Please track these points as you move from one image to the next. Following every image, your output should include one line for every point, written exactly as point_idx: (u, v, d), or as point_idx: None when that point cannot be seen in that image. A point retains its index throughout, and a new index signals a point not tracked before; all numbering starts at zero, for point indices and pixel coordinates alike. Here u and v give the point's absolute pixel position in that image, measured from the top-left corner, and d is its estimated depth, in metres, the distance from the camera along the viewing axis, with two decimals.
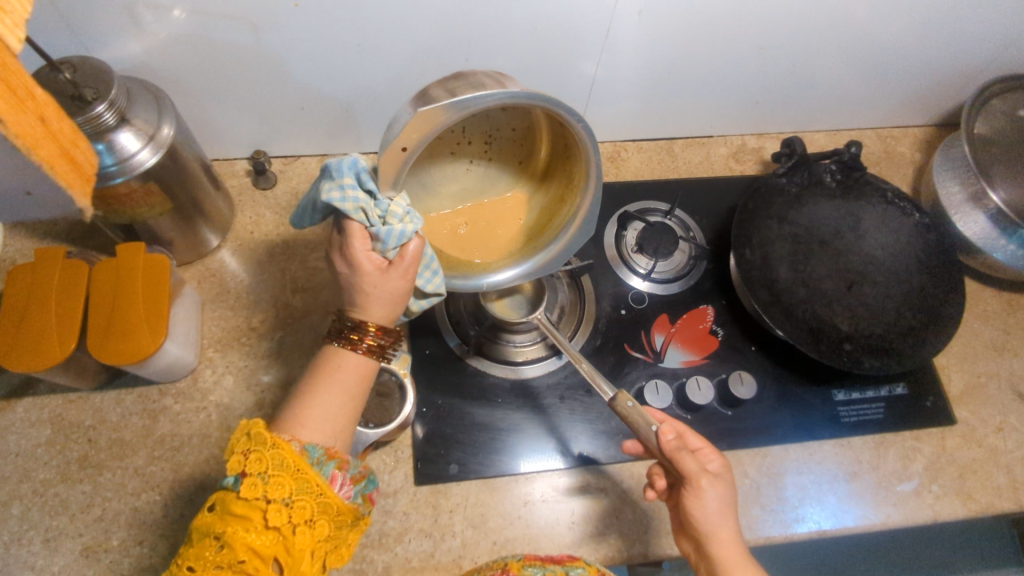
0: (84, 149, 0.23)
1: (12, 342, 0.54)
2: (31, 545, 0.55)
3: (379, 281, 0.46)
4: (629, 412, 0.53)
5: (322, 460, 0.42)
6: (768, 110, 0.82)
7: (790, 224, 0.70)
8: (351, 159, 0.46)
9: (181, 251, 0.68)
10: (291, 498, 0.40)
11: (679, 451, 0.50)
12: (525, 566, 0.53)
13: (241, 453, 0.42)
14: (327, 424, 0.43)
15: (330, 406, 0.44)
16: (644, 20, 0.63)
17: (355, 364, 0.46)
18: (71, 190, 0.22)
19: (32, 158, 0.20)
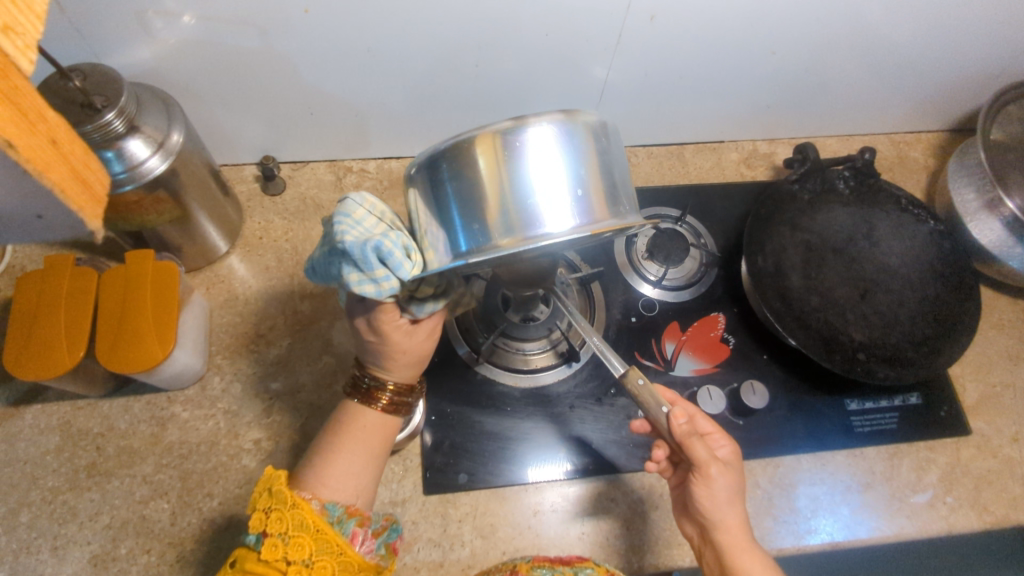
0: (95, 172, 0.22)
1: (21, 349, 0.54)
2: (39, 553, 0.55)
3: (406, 342, 0.49)
4: (640, 391, 0.51)
5: (342, 518, 0.44)
6: (780, 115, 0.81)
7: (803, 232, 0.69)
8: (376, 243, 0.40)
9: (191, 257, 0.68)
10: (311, 559, 0.40)
11: (690, 437, 0.49)
12: (534, 567, 0.52)
13: (263, 510, 0.42)
14: (351, 482, 0.45)
15: (353, 464, 0.46)
16: (656, 25, 0.63)
17: (377, 426, 0.49)
18: (85, 216, 0.22)
19: (44, 183, 0.20)
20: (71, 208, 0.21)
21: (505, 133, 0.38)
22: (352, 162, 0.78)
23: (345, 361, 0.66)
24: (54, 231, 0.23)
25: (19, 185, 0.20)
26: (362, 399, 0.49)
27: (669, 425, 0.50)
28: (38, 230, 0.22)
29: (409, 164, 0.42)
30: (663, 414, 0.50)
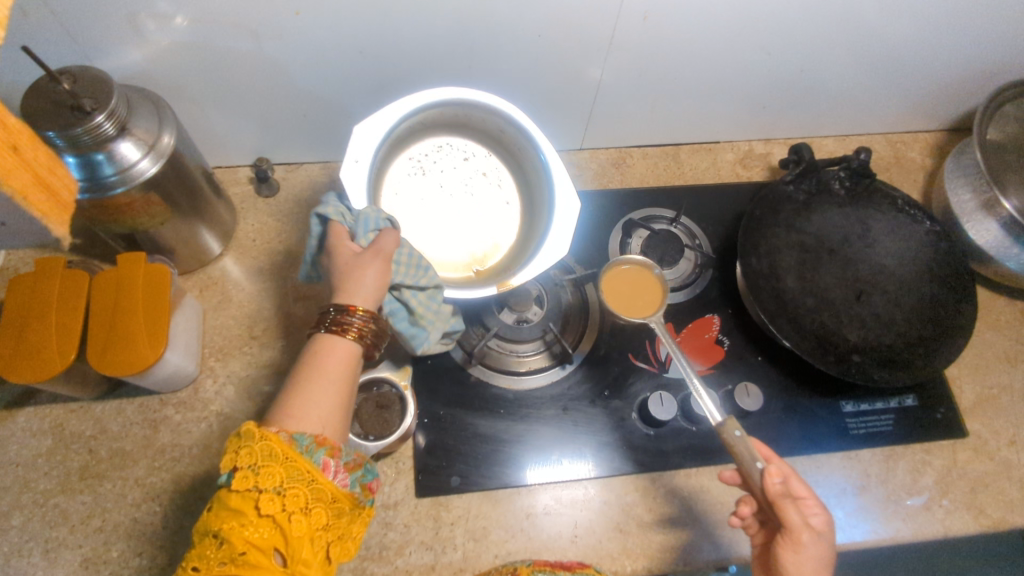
0: (62, 177, 0.22)
1: (12, 352, 0.54)
2: (31, 557, 0.55)
3: (355, 267, 0.50)
4: (736, 443, 0.52)
5: (311, 447, 0.42)
6: (776, 115, 0.81)
7: (798, 233, 0.69)
8: None
9: (184, 260, 0.68)
10: (283, 486, 0.40)
11: (782, 498, 0.48)
12: (535, 570, 0.52)
13: (233, 450, 0.42)
14: (316, 409, 0.43)
15: (318, 391, 0.44)
16: (649, 26, 0.63)
17: (336, 352, 0.46)
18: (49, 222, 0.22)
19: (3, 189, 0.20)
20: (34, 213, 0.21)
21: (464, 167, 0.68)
22: None
23: None
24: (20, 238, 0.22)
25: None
26: (327, 328, 0.47)
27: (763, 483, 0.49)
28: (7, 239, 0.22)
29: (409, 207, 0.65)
30: (758, 470, 0.50)
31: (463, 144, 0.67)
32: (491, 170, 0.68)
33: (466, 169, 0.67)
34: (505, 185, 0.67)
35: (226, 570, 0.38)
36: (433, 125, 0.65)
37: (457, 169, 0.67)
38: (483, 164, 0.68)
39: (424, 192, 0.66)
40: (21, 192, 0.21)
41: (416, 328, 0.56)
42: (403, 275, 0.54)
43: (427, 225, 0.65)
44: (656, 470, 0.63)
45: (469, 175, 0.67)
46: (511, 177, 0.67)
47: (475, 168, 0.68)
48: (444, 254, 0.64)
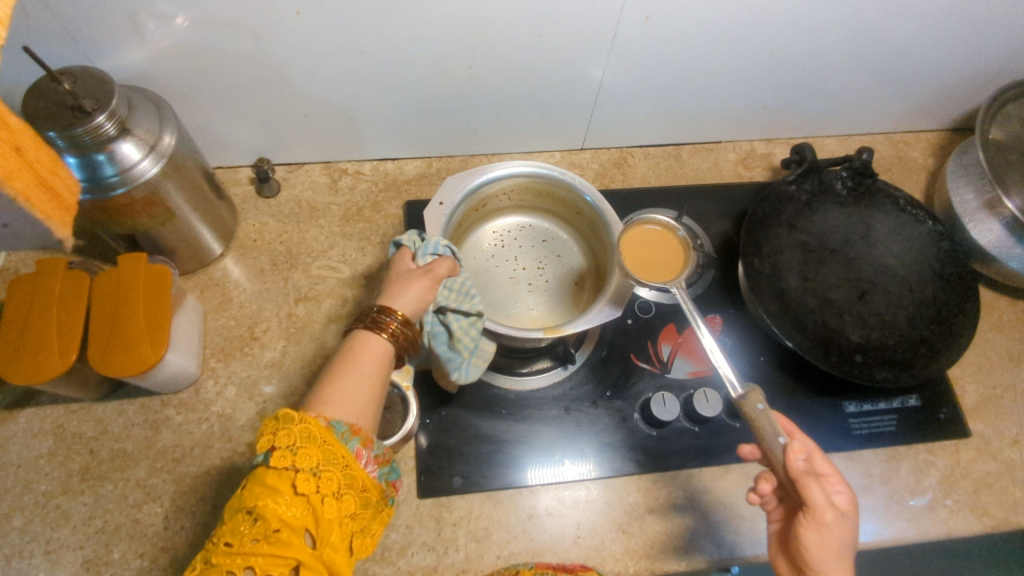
0: (64, 178, 0.22)
1: (13, 352, 0.54)
2: (31, 558, 0.55)
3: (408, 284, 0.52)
4: (759, 417, 0.49)
5: (346, 435, 0.43)
6: (778, 115, 0.81)
7: (800, 233, 0.69)
8: None
9: (185, 260, 0.68)
10: (319, 469, 0.40)
11: (806, 476, 0.46)
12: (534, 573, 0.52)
13: (270, 430, 0.42)
14: (351, 400, 0.44)
15: (355, 382, 0.45)
16: (650, 26, 0.63)
17: (372, 351, 0.48)
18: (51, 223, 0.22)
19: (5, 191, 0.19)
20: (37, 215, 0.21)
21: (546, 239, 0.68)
22: (348, 164, 0.78)
23: None
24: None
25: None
26: (364, 325, 0.49)
27: (784, 460, 0.47)
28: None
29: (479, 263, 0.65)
30: (779, 447, 0.47)
31: (547, 228, 0.68)
32: (567, 257, 0.67)
33: (543, 250, 0.67)
34: (578, 271, 0.66)
35: (259, 546, 0.38)
36: (520, 204, 0.67)
37: (535, 249, 0.67)
38: (562, 249, 0.67)
39: (501, 259, 0.66)
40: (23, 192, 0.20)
41: (452, 353, 0.55)
42: (450, 298, 0.55)
43: (492, 288, 0.64)
44: (659, 471, 0.63)
45: (545, 256, 0.67)
46: (585, 265, 0.66)
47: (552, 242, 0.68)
48: (499, 308, 0.63)
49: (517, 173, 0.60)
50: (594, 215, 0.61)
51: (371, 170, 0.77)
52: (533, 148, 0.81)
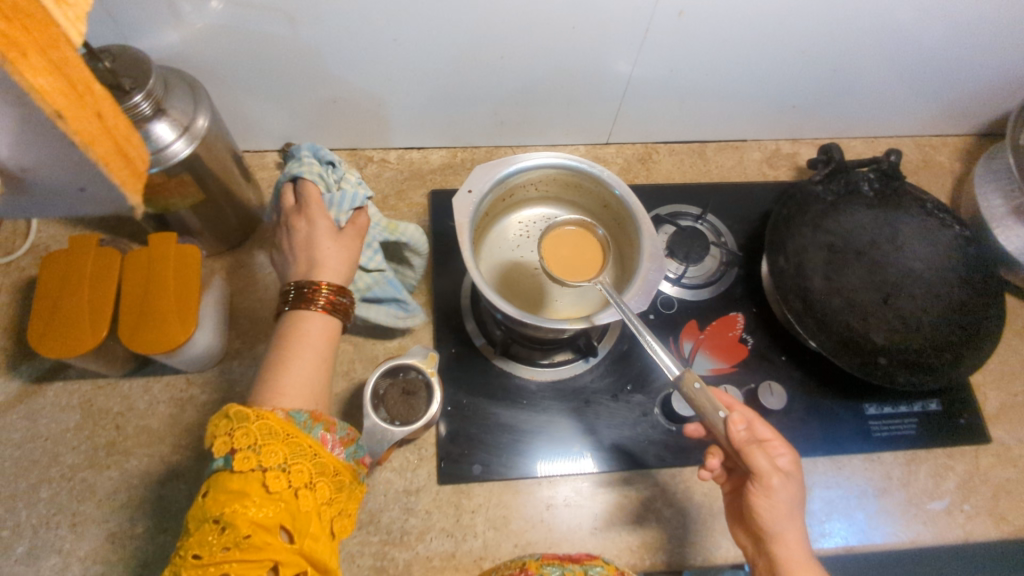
0: (137, 148, 0.24)
1: (45, 326, 0.55)
2: (58, 529, 0.56)
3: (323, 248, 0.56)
4: (696, 396, 0.49)
5: (308, 423, 0.45)
6: (805, 115, 0.80)
7: (825, 233, 0.69)
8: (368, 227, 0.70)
9: (212, 241, 0.68)
10: (287, 463, 0.41)
11: (750, 446, 0.47)
12: (543, 566, 0.52)
13: (225, 433, 0.42)
14: (300, 378, 0.48)
15: (302, 359, 0.49)
16: (683, 21, 0.62)
17: (317, 326, 0.52)
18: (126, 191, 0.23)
19: (90, 154, 0.21)
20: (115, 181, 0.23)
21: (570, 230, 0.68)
22: (374, 152, 0.78)
23: (363, 350, 0.66)
24: (95, 207, 0.24)
25: (68, 157, 0.21)
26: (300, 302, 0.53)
27: (727, 433, 0.48)
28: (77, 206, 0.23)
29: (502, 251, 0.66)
30: (721, 421, 0.49)
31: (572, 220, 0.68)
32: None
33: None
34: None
35: (232, 554, 0.37)
36: (546, 195, 0.67)
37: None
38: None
39: (525, 249, 0.66)
40: (103, 160, 0.22)
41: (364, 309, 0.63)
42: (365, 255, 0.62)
43: (516, 278, 0.65)
44: (677, 466, 0.63)
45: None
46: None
47: None
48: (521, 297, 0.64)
49: (548, 163, 0.60)
50: (623, 209, 0.61)
51: (397, 158, 0.78)
52: (558, 141, 0.81)
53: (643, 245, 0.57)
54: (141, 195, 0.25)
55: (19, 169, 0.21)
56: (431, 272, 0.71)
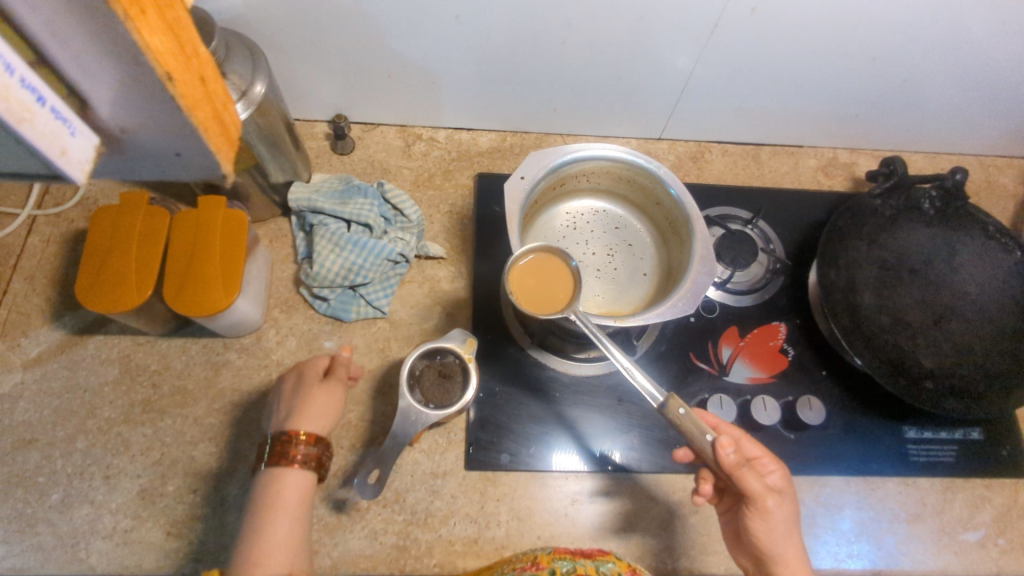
0: (230, 115, 0.24)
1: (92, 280, 0.55)
2: (92, 480, 0.57)
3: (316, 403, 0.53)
4: (682, 420, 0.48)
5: None
6: (868, 125, 0.78)
7: (880, 248, 0.67)
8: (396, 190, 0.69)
9: (258, 208, 0.68)
10: None
11: (741, 468, 0.47)
12: (554, 559, 0.52)
13: None
14: (276, 542, 0.44)
15: (280, 520, 0.45)
16: (756, 17, 0.60)
17: (294, 483, 0.48)
18: (220, 157, 0.24)
19: (190, 119, 0.21)
20: (209, 146, 0.23)
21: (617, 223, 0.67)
22: (423, 130, 0.77)
23: (399, 328, 0.66)
24: (188, 172, 0.24)
25: (169, 120, 0.21)
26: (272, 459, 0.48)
27: (717, 457, 0.47)
28: (176, 168, 0.24)
29: (547, 240, 0.65)
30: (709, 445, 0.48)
31: (621, 215, 0.67)
32: (638, 246, 0.66)
33: (614, 237, 0.66)
34: (647, 262, 0.65)
35: None
36: (596, 187, 0.65)
37: (606, 234, 0.66)
38: (633, 238, 0.66)
39: (570, 240, 0.65)
40: (202, 125, 0.22)
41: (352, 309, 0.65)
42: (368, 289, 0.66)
43: None
44: None
45: (615, 244, 0.66)
46: (655, 256, 0.65)
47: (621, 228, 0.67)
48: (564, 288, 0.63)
49: (603, 154, 0.58)
50: (675, 207, 0.59)
51: (446, 139, 0.77)
52: (609, 132, 0.80)
53: (694, 247, 0.56)
54: (233, 163, 0.25)
55: (119, 128, 0.21)
56: (472, 256, 0.70)
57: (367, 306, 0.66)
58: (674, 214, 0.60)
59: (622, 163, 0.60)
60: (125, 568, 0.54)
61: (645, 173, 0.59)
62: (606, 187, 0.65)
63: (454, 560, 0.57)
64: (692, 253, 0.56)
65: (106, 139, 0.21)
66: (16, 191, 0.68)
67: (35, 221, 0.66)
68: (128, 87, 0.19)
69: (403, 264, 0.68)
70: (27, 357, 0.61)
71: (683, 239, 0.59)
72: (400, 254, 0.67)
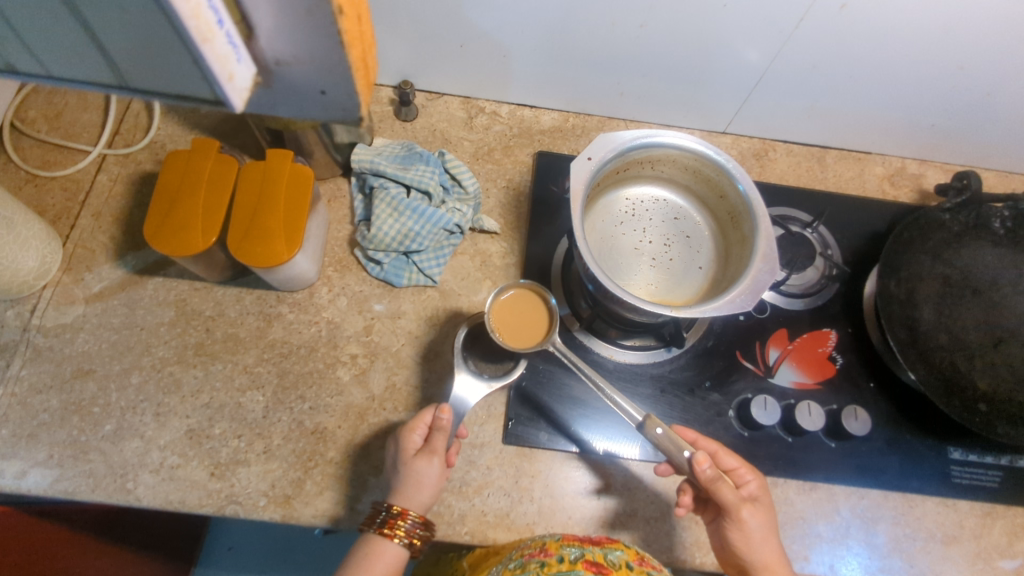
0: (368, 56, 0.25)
1: (160, 222, 0.56)
2: (143, 416, 0.59)
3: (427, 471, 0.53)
4: (659, 438, 0.52)
5: None
6: (942, 137, 0.75)
7: (943, 264, 0.65)
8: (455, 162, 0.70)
9: (320, 167, 0.69)
10: None
11: (716, 481, 0.51)
12: (563, 545, 0.53)
13: None
14: None
15: None
16: (846, 15, 0.58)
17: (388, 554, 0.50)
18: (359, 98, 0.25)
19: (346, 54, 0.23)
20: (353, 86, 0.24)
21: (677, 212, 0.66)
22: (486, 103, 0.77)
23: (448, 298, 0.67)
24: (328, 112, 0.26)
25: (324, 56, 0.23)
26: (376, 529, 0.51)
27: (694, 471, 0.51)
28: (316, 106, 0.25)
29: (605, 223, 0.65)
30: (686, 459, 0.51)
31: (681, 205, 0.66)
32: (696, 239, 0.65)
33: (673, 227, 0.66)
34: (704, 255, 0.65)
35: None
36: (660, 175, 0.65)
37: (664, 224, 0.66)
38: (692, 230, 0.66)
39: (628, 225, 0.65)
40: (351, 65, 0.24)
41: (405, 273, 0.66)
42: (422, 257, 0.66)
43: (616, 253, 0.63)
44: None
45: (673, 234, 0.66)
46: (713, 250, 0.65)
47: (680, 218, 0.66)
48: (618, 272, 0.63)
49: (672, 142, 0.58)
50: (740, 202, 0.58)
51: (509, 115, 0.77)
52: (674, 121, 0.79)
53: (757, 245, 0.55)
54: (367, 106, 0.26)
55: (274, 60, 0.23)
56: (526, 233, 0.70)
57: (419, 273, 0.66)
58: (737, 210, 0.59)
59: (690, 153, 0.59)
60: (169, 503, 0.56)
61: (712, 165, 0.58)
62: (669, 176, 0.64)
63: (485, 531, 0.58)
64: (754, 249, 0.55)
65: (260, 69, 0.23)
66: (88, 130, 0.69)
67: (105, 160, 0.68)
68: (287, 21, 0.21)
69: (458, 235, 0.68)
70: (90, 291, 0.63)
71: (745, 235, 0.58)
72: (456, 225, 0.67)
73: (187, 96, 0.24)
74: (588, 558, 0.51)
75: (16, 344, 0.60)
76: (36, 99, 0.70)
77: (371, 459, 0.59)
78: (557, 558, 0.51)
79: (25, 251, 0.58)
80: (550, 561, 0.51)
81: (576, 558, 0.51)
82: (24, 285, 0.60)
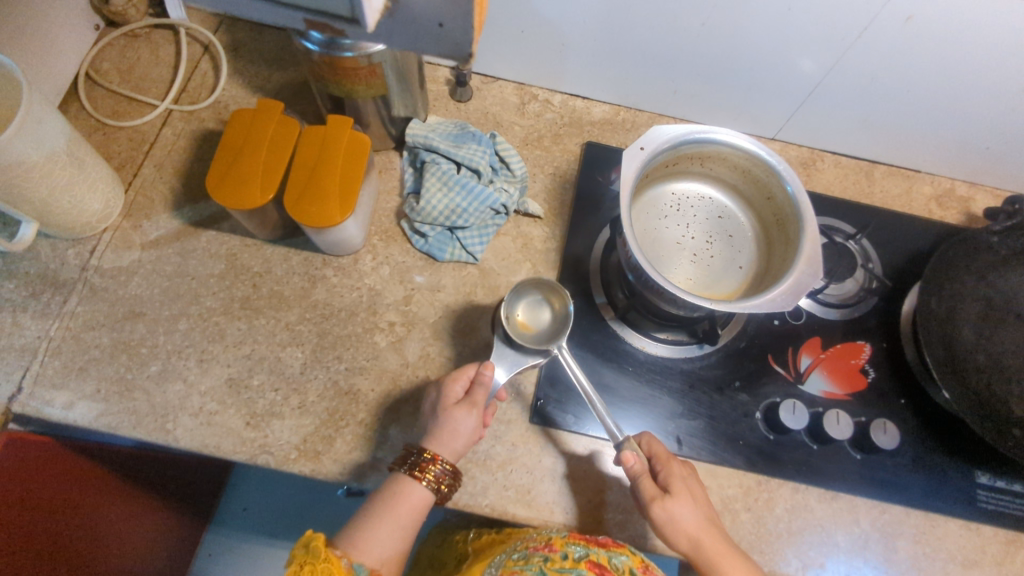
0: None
1: (223, 174, 0.59)
2: (188, 360, 0.61)
3: (465, 423, 0.54)
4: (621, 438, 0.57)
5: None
6: (993, 161, 0.75)
7: (988, 285, 0.62)
8: (501, 142, 0.71)
9: (374, 138, 0.71)
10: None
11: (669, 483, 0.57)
12: (568, 543, 0.54)
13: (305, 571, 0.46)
14: (380, 547, 0.49)
15: (390, 523, 0.51)
16: (910, 27, 0.58)
17: (416, 495, 0.52)
18: (472, 34, 0.28)
19: None
20: (467, 19, 0.27)
21: (722, 210, 0.67)
22: (540, 91, 0.78)
23: (488, 277, 0.68)
24: (438, 47, 0.29)
25: None
26: (408, 471, 0.53)
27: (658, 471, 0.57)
28: (432, 41, 0.29)
29: (649, 214, 0.65)
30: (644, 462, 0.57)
31: (726, 204, 0.67)
32: (738, 238, 0.66)
33: (716, 225, 0.67)
34: (745, 255, 0.65)
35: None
36: (708, 172, 0.66)
37: (707, 221, 0.67)
38: (735, 229, 0.67)
39: (671, 219, 0.66)
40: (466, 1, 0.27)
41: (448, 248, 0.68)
42: (467, 233, 0.68)
43: (658, 244, 0.64)
44: (767, 474, 0.62)
45: (716, 231, 0.66)
46: (754, 251, 0.65)
47: (723, 215, 0.67)
48: (659, 263, 0.63)
49: (725, 139, 0.58)
50: (787, 206, 0.59)
51: (562, 105, 0.78)
52: (723, 124, 0.80)
53: (803, 247, 0.55)
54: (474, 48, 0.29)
55: None
56: (569, 221, 0.71)
57: (462, 249, 0.68)
58: (784, 213, 0.60)
59: (741, 152, 0.59)
60: (205, 446, 0.58)
61: (762, 165, 0.59)
62: (716, 173, 0.65)
63: (505, 505, 0.58)
64: (799, 252, 0.55)
65: None
66: (156, 86, 0.72)
67: (171, 115, 0.71)
68: None
69: (502, 216, 0.70)
70: (146, 239, 0.65)
71: (789, 238, 0.59)
72: (502, 205, 0.69)
73: (321, 13, 0.28)
74: (593, 559, 0.52)
75: (74, 282, 0.63)
76: (111, 52, 0.73)
77: (401, 423, 0.60)
78: (561, 555, 0.53)
79: (91, 193, 0.61)
80: (554, 557, 0.53)
81: (580, 557, 0.52)
82: (87, 227, 0.63)
